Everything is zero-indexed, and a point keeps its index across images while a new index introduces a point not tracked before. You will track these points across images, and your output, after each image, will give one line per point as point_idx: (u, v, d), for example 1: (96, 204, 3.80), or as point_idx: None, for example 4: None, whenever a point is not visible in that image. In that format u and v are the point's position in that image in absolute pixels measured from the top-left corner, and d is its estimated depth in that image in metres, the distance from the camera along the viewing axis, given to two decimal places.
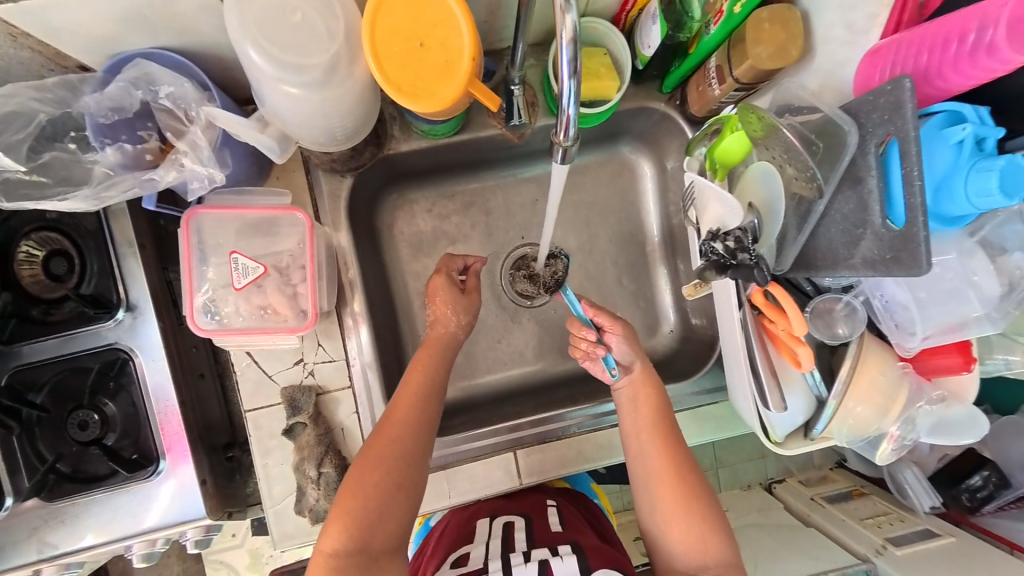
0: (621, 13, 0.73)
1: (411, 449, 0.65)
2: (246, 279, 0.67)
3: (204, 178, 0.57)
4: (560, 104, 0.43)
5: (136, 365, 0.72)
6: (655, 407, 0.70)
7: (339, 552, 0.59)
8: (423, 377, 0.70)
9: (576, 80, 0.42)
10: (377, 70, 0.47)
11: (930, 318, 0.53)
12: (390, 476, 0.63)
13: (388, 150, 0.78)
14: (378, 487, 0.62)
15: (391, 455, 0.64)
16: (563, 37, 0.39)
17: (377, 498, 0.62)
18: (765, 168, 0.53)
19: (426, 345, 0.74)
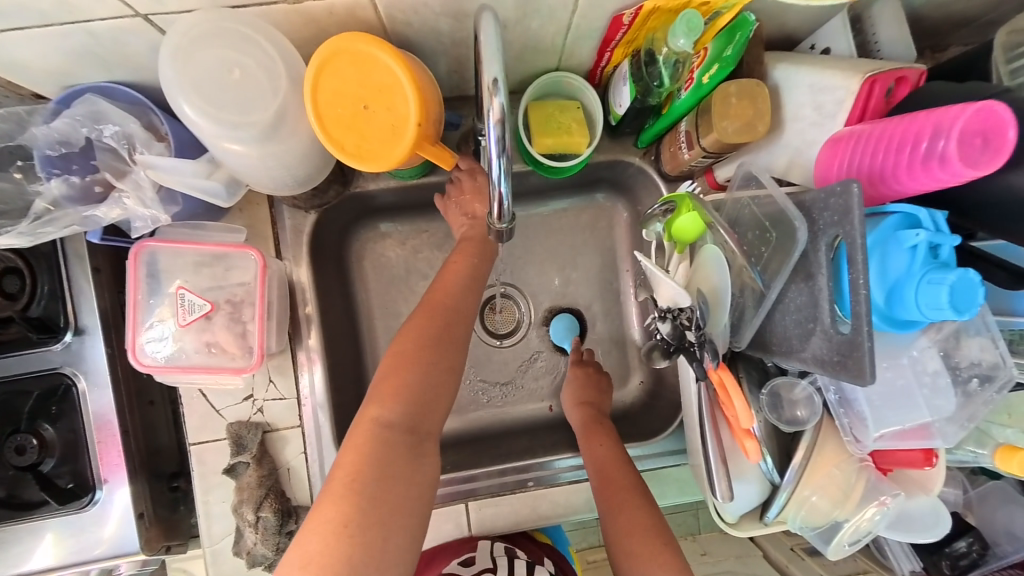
0: (597, 69, 0.74)
1: (458, 325, 0.64)
2: (190, 317, 0.65)
3: (147, 219, 0.56)
4: (488, 180, 0.43)
5: (80, 391, 0.71)
6: (629, 478, 0.68)
7: (381, 438, 0.55)
8: (469, 262, 0.68)
9: (505, 158, 0.43)
10: (318, 131, 0.46)
11: (884, 420, 0.50)
12: (445, 346, 0.61)
13: (356, 187, 0.77)
14: (431, 362, 0.60)
15: (446, 318, 0.63)
16: (490, 117, 0.40)
17: (428, 392, 0.59)
18: (715, 253, 0.53)
19: (464, 243, 0.70)
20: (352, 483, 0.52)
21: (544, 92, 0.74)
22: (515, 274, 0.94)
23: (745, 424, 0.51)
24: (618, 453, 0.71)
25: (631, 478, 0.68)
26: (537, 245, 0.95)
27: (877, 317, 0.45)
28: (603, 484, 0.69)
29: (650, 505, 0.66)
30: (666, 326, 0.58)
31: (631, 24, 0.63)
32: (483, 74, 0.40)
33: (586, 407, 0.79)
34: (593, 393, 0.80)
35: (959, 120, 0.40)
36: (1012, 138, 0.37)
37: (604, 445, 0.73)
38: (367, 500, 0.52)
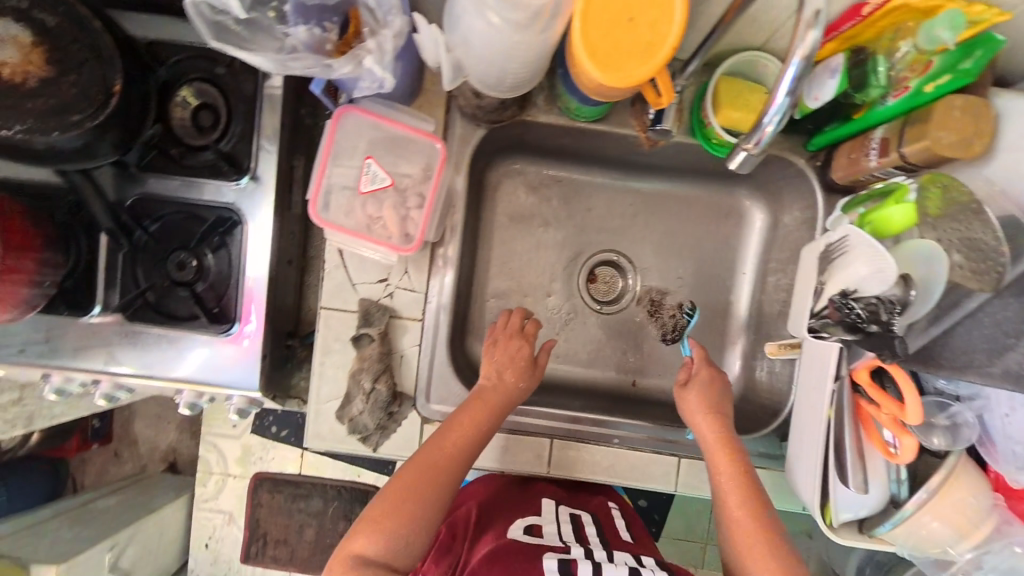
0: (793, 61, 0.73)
1: (519, 384, 0.74)
2: (371, 186, 0.71)
3: (371, 83, 0.63)
4: (769, 116, 0.49)
5: (244, 230, 0.78)
6: (769, 524, 0.62)
7: (436, 485, 0.66)
8: (516, 387, 0.74)
9: (789, 100, 0.48)
10: (579, 29, 0.49)
11: None
12: (509, 393, 0.73)
13: (527, 116, 0.80)
14: (486, 422, 0.71)
15: (502, 395, 0.73)
16: (797, 52, 0.46)
17: (476, 442, 0.70)
18: (931, 247, 0.54)
19: (521, 335, 0.78)
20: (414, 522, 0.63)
21: (735, 68, 0.74)
22: (632, 246, 0.96)
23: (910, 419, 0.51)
24: (750, 489, 0.64)
25: (765, 526, 0.62)
26: (661, 225, 0.96)
27: None
28: (743, 527, 0.62)
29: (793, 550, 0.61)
30: (860, 309, 0.54)
31: (868, 16, 0.62)
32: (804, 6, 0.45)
33: (721, 436, 0.67)
34: (723, 412, 0.69)
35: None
36: None
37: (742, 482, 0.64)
38: (411, 523, 0.63)
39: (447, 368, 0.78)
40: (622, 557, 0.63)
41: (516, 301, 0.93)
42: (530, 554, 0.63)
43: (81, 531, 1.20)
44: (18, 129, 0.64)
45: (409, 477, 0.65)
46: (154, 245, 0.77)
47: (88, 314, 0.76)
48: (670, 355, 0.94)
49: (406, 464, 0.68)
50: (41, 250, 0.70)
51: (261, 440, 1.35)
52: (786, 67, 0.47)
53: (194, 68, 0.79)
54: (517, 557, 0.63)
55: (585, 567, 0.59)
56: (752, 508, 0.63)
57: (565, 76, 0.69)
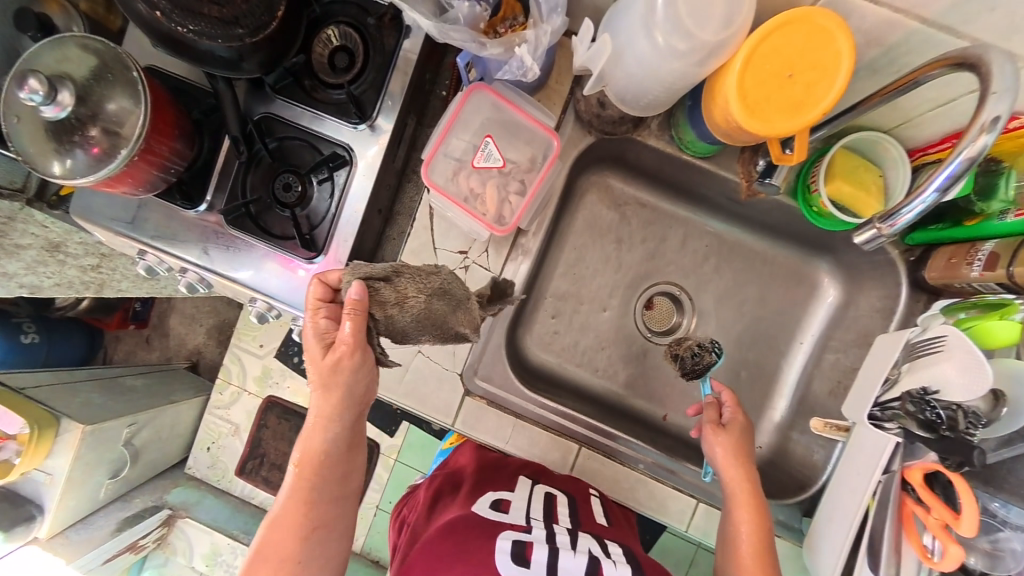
0: (916, 154, 0.74)
1: (339, 397, 0.65)
2: (485, 163, 0.74)
3: (517, 69, 0.65)
4: (906, 205, 0.49)
5: (350, 171, 0.82)
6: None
7: (322, 439, 0.67)
8: (325, 438, 0.67)
9: (937, 195, 0.48)
10: (736, 71, 0.51)
11: None
12: (353, 377, 0.65)
13: (638, 135, 0.82)
14: (344, 415, 0.66)
15: (349, 360, 0.64)
16: (963, 152, 0.46)
17: (340, 436, 0.68)
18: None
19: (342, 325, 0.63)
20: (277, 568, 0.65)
21: (857, 144, 0.74)
22: (697, 286, 0.96)
23: (961, 531, 0.50)
24: (763, 541, 0.65)
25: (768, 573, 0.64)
26: (731, 274, 0.96)
27: None
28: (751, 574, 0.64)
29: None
30: (940, 412, 0.55)
31: (1013, 130, 0.61)
32: (982, 110, 0.45)
33: (742, 484, 0.67)
34: (751, 457, 0.69)
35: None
36: None
37: (755, 534, 0.65)
38: (319, 504, 0.67)
39: (498, 351, 0.81)
40: (586, 544, 0.58)
41: (573, 306, 0.95)
42: (485, 531, 0.57)
43: (108, 400, 1.29)
44: (191, 29, 0.70)
45: (269, 556, 0.66)
46: (269, 162, 0.83)
47: (195, 208, 0.82)
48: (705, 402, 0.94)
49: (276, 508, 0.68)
50: (177, 140, 0.77)
51: (283, 366, 1.40)
52: (945, 164, 0.47)
53: (344, 12, 0.84)
54: (472, 533, 0.57)
55: (540, 554, 0.53)
56: (761, 556, 0.65)
57: (693, 108, 0.70)
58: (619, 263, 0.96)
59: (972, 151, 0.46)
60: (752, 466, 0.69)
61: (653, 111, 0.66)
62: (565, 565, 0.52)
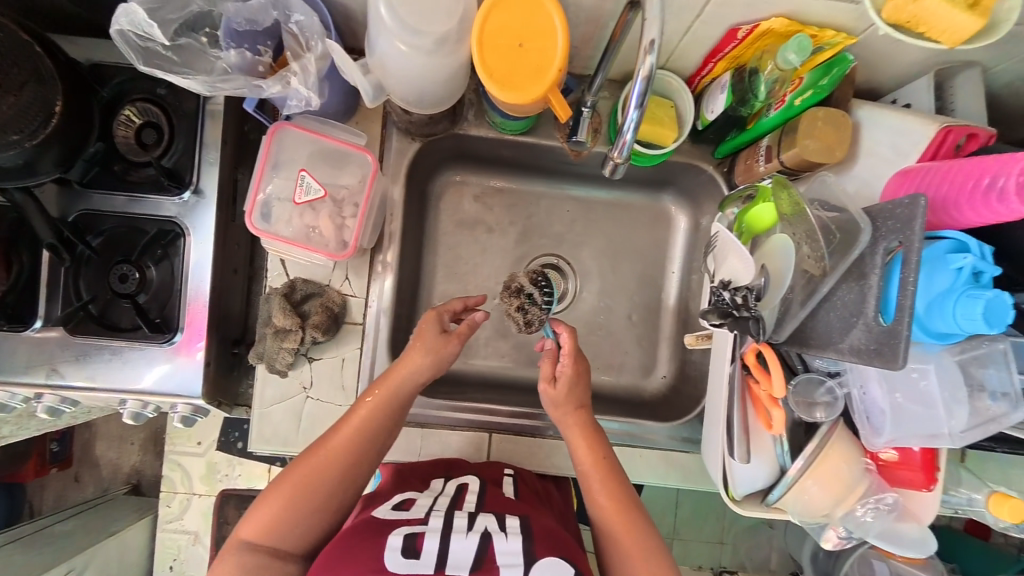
0: (695, 79, 0.82)
1: (428, 357, 0.70)
2: (306, 197, 0.74)
3: (302, 99, 0.67)
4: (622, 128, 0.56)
5: (186, 242, 0.81)
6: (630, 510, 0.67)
7: (376, 405, 0.68)
8: (380, 406, 0.68)
9: (638, 112, 0.54)
10: (476, 54, 0.55)
11: (900, 428, 0.57)
12: (416, 368, 0.69)
13: (460, 128, 0.86)
14: (408, 392, 0.69)
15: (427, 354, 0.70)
16: (640, 73, 0.50)
17: (400, 402, 0.69)
18: (785, 242, 0.58)
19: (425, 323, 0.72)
20: (306, 494, 0.63)
21: None
22: (571, 249, 1.02)
23: (777, 393, 0.57)
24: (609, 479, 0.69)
25: (629, 504, 0.68)
26: (599, 229, 1.02)
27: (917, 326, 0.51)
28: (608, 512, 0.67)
29: (651, 524, 0.67)
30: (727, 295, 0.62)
31: (743, 40, 0.70)
32: (643, 35, 0.50)
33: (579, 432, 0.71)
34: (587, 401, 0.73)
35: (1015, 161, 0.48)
36: None
37: (603, 469, 0.69)
38: (352, 462, 0.65)
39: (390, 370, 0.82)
40: (483, 522, 0.61)
41: None
42: (378, 531, 0.58)
43: (33, 557, 1.17)
44: None
45: (295, 476, 0.63)
46: (96, 257, 0.80)
47: (29, 327, 0.77)
48: (611, 352, 0.99)
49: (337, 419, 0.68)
50: None
51: (228, 456, 1.32)
52: (633, 84, 0.52)
53: (135, 89, 0.82)
54: (363, 534, 0.58)
55: (430, 543, 0.55)
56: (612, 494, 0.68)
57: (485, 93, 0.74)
58: (495, 251, 1.00)
59: (648, 68, 0.50)
60: (584, 411, 0.72)
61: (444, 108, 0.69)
62: (452, 550, 0.55)
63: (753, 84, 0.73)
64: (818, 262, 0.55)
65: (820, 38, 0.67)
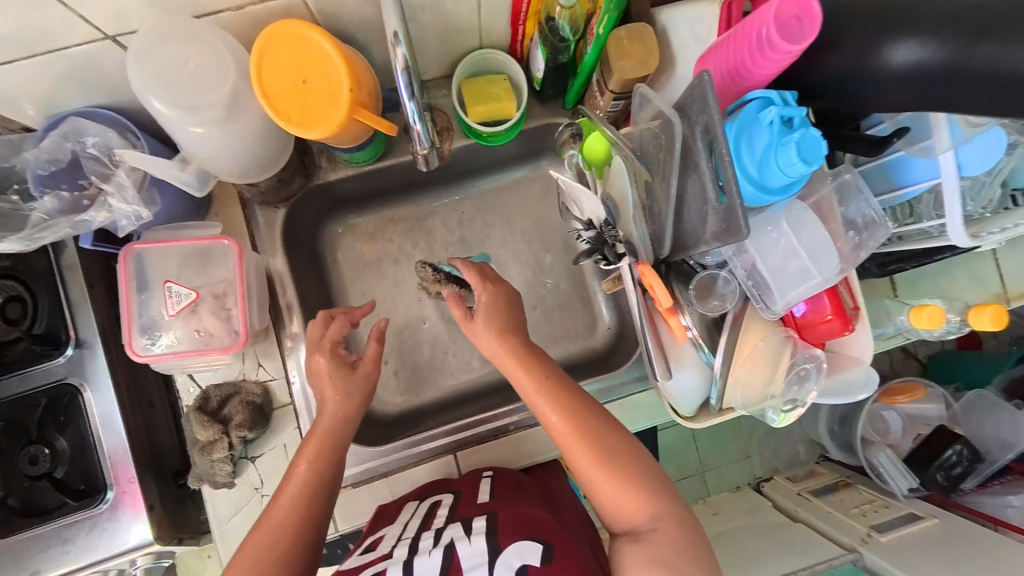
0: (517, 44, 0.81)
1: (344, 396, 0.71)
2: (179, 306, 0.71)
3: (130, 216, 0.64)
4: (408, 122, 0.53)
5: (85, 399, 0.77)
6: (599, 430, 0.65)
7: (309, 460, 0.68)
8: (313, 462, 0.68)
9: (416, 101, 0.52)
10: (266, 106, 0.54)
11: (787, 287, 0.59)
12: (337, 410, 0.71)
13: (318, 179, 0.84)
14: (341, 437, 0.71)
15: (344, 393, 0.71)
16: (396, 66, 0.49)
17: (333, 452, 0.70)
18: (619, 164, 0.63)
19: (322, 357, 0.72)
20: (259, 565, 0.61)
21: (474, 71, 0.82)
22: (482, 245, 1.02)
23: (666, 304, 0.60)
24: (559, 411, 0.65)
25: (581, 403, 0.65)
26: (498, 218, 1.03)
27: (759, 190, 0.53)
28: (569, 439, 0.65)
29: (610, 423, 0.65)
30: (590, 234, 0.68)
31: None
32: (386, 27, 0.48)
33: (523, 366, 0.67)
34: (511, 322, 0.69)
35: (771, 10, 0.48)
36: (817, 10, 0.45)
37: (543, 384, 0.65)
38: (298, 523, 0.64)
39: None
40: (449, 533, 0.65)
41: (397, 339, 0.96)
42: None
43: None
44: None
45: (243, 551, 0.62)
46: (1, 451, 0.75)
47: None
48: (554, 327, 0.99)
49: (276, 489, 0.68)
50: None
51: None
52: (397, 77, 0.50)
53: None
54: None
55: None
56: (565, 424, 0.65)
57: None
58: (408, 278, 0.98)
59: (405, 59, 0.49)
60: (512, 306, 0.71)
61: (279, 162, 0.66)
62: (418, 573, 0.60)
63: (555, 30, 0.71)
64: (643, 172, 0.61)
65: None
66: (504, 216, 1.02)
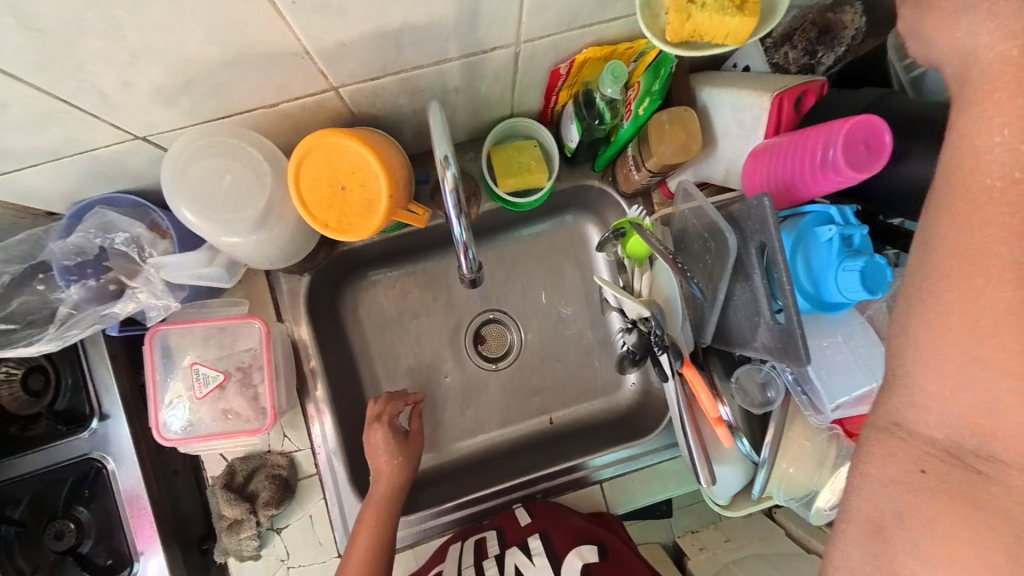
0: (547, 108, 0.77)
1: (398, 463, 0.75)
2: (206, 388, 0.70)
3: (160, 307, 0.64)
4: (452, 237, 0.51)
5: (109, 472, 0.76)
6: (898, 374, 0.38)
7: (369, 528, 0.71)
8: (373, 532, 0.71)
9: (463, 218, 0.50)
10: (304, 215, 0.53)
11: (836, 394, 0.55)
12: (390, 474, 0.74)
13: (341, 246, 0.83)
14: (395, 499, 0.74)
15: (400, 458, 0.75)
16: (446, 187, 0.48)
17: (389, 519, 0.72)
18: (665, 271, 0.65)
19: (376, 426, 0.75)
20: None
21: (502, 137, 0.79)
22: (504, 299, 1.00)
23: (713, 412, 0.59)
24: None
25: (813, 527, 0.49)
26: (520, 271, 1.00)
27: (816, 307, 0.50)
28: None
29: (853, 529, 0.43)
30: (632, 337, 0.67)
31: (569, 73, 0.67)
32: (434, 151, 0.47)
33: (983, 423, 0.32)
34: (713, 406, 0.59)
35: (843, 131, 0.47)
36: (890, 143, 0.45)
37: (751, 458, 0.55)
38: None
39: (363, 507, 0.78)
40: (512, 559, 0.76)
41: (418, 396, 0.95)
42: None
43: None
44: None
45: None
46: (25, 528, 0.74)
47: None
48: (576, 383, 0.98)
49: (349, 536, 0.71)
50: None
51: None
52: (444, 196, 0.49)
53: None
54: None
55: None
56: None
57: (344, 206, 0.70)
58: (428, 333, 0.97)
59: (455, 179, 0.48)
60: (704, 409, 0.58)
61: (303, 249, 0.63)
62: None
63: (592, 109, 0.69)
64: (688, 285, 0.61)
65: (639, 44, 0.63)
66: (526, 269, 1.00)
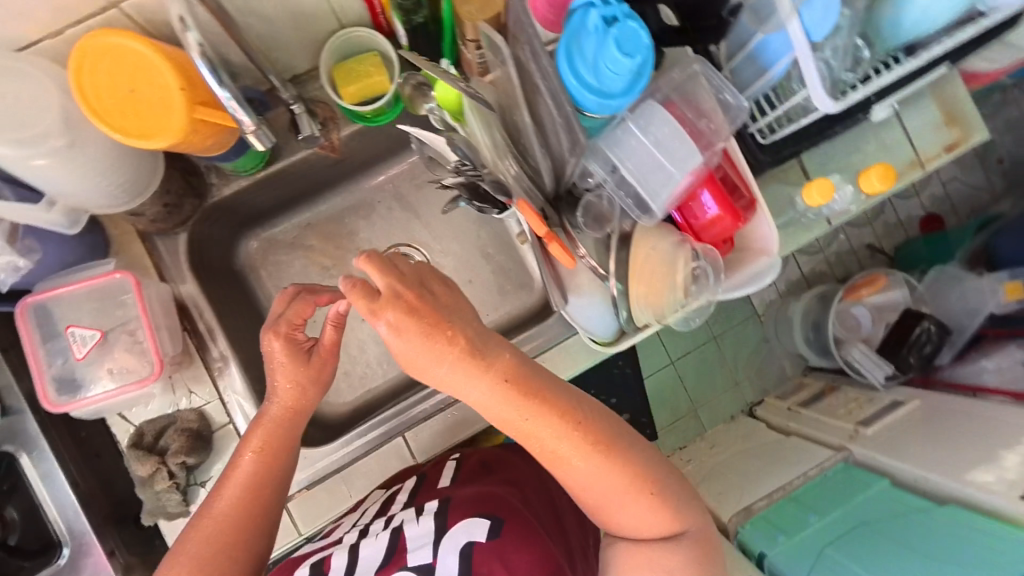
0: (377, 16, 0.76)
1: (297, 385, 0.68)
2: (87, 347, 0.70)
3: (6, 267, 0.67)
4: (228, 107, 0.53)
5: (24, 465, 0.75)
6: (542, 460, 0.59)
7: (257, 452, 0.66)
8: (259, 458, 0.66)
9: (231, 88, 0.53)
10: (96, 122, 0.54)
11: (655, 190, 0.58)
12: (288, 396, 0.68)
13: (213, 198, 0.82)
14: (293, 427, 0.69)
15: (304, 374, 0.68)
16: (193, 55, 0.51)
17: (281, 445, 0.68)
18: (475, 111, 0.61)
19: (276, 338, 0.67)
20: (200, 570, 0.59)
21: (343, 54, 0.80)
22: (408, 230, 1.00)
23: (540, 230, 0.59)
24: (572, 417, 0.57)
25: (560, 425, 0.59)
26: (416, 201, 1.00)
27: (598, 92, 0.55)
28: (603, 475, 0.58)
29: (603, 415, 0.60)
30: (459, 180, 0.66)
31: None
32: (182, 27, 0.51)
33: None
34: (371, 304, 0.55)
35: None
36: None
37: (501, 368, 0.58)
38: (247, 511, 0.64)
39: None
40: (403, 515, 0.71)
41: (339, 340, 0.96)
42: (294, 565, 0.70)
43: None
44: None
45: (192, 537, 0.62)
46: None
47: None
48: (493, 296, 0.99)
49: (211, 492, 0.66)
50: None
51: None
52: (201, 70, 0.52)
53: None
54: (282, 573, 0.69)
55: (336, 561, 0.66)
56: (564, 424, 0.57)
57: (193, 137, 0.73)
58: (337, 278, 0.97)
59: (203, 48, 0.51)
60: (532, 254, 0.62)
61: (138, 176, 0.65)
62: (366, 552, 0.66)
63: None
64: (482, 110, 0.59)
65: None
66: (422, 197, 1.00)
